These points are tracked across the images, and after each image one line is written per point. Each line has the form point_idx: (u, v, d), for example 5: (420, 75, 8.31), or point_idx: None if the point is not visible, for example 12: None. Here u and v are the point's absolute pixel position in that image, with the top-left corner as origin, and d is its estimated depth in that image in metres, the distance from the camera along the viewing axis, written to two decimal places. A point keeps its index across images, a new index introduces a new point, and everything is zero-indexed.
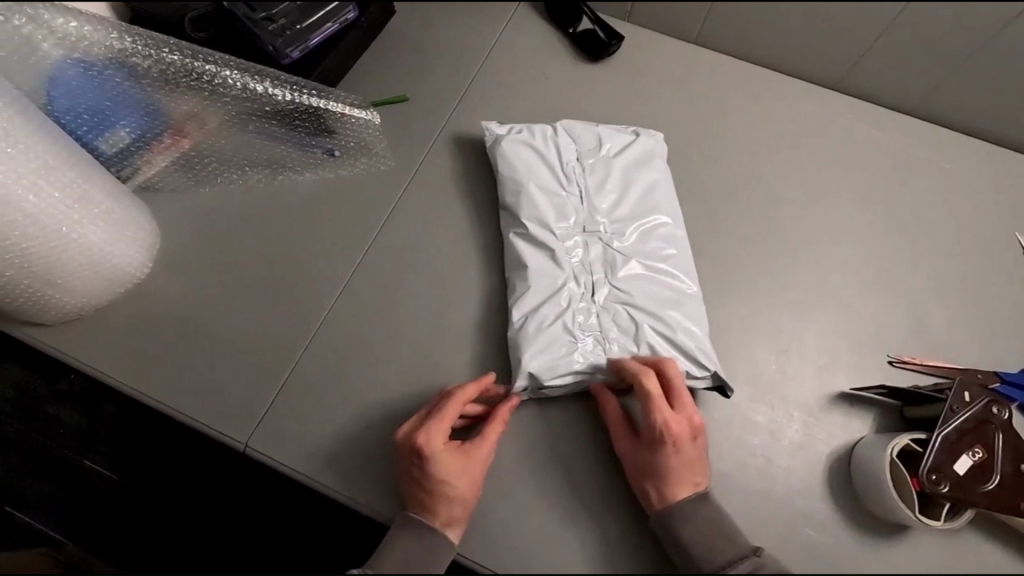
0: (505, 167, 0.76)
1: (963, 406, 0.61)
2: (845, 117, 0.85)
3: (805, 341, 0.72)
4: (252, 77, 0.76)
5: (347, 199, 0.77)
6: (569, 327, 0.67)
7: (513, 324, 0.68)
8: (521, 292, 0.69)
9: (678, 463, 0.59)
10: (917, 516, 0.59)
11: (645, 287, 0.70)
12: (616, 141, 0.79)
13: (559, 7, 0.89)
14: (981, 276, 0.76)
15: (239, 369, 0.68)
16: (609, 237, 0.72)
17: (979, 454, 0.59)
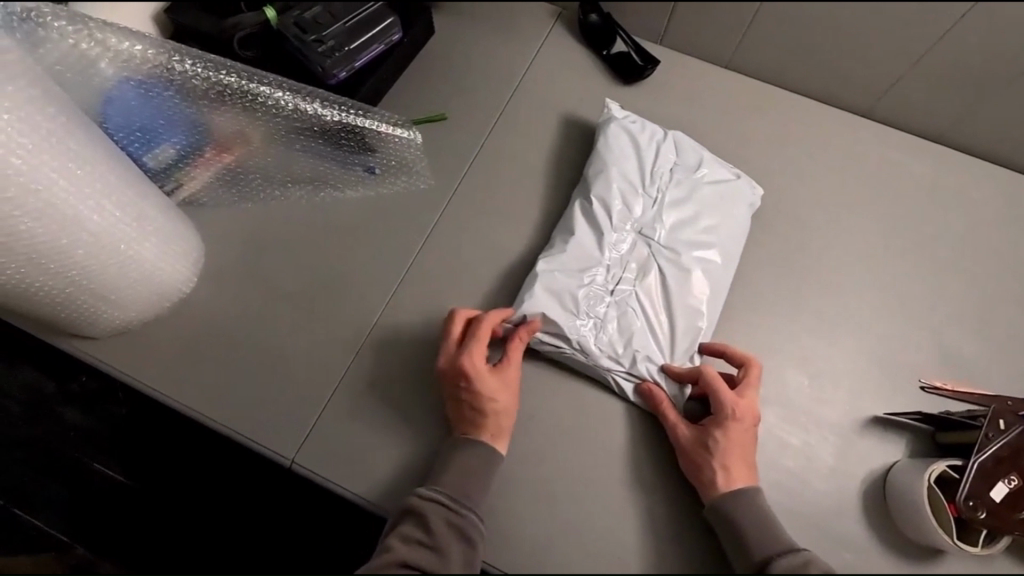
0: (603, 143, 0.80)
1: (998, 433, 0.61)
2: (877, 144, 0.86)
3: (837, 366, 0.73)
4: (304, 98, 0.77)
5: (386, 217, 0.78)
6: (581, 302, 0.71)
7: (537, 270, 0.72)
8: (556, 251, 0.74)
9: (730, 453, 0.62)
10: (955, 542, 0.59)
11: (664, 311, 0.72)
12: (713, 171, 0.79)
13: (593, 30, 0.90)
14: (1012, 303, 0.77)
15: (281, 385, 0.69)
16: (660, 258, 0.74)
17: (1015, 481, 0.59)
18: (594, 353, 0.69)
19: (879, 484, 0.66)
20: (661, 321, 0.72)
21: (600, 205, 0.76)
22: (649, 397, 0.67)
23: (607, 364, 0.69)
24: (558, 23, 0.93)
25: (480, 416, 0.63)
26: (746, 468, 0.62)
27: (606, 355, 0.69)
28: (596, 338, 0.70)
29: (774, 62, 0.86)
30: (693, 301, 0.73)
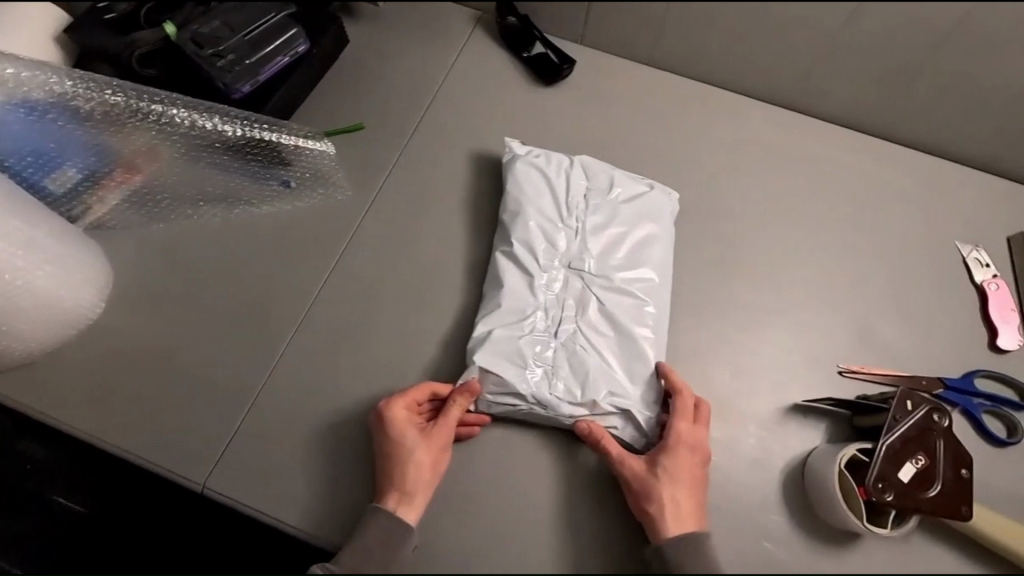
0: (512, 183, 0.76)
1: (905, 415, 0.62)
2: (797, 132, 0.86)
3: (758, 358, 0.73)
4: (202, 114, 0.76)
5: (301, 232, 0.77)
6: (529, 352, 0.67)
7: (476, 334, 0.68)
8: (488, 309, 0.69)
9: (675, 487, 0.59)
10: (864, 524, 0.60)
11: (614, 341, 0.69)
12: (628, 184, 0.77)
13: (511, 34, 0.89)
14: (932, 286, 0.77)
15: (193, 408, 0.68)
16: (596, 289, 0.71)
17: (921, 461, 0.60)
18: (553, 403, 0.64)
19: (799, 472, 0.67)
20: (614, 354, 0.68)
21: (524, 247, 0.72)
22: (589, 434, 0.64)
23: (568, 412, 0.64)
24: (478, 28, 0.93)
25: (398, 479, 0.59)
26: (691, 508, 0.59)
27: (567, 400, 0.65)
28: (552, 387, 0.65)
29: (690, 57, 0.86)
30: (634, 329, 0.69)
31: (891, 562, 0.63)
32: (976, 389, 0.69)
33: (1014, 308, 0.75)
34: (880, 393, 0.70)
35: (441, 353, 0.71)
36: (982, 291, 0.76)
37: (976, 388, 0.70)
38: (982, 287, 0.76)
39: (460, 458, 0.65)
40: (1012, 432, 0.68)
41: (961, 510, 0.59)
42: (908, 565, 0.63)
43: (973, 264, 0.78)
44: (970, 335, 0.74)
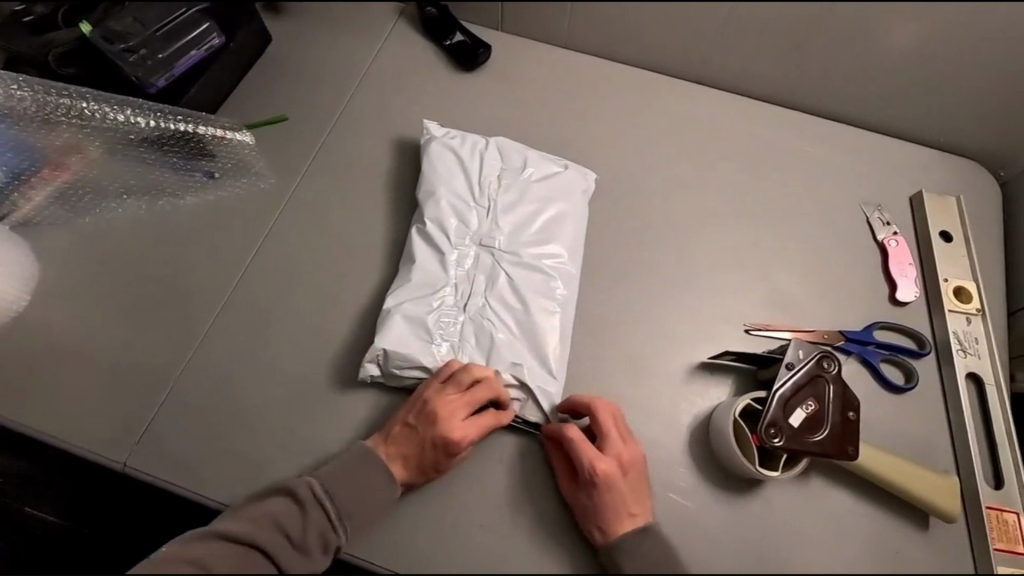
0: (426, 165, 0.78)
1: (797, 364, 0.65)
2: (709, 106, 0.89)
3: (671, 322, 0.76)
4: (112, 107, 0.79)
5: (224, 219, 0.79)
6: (436, 326, 0.70)
7: (386, 306, 0.71)
8: (400, 283, 0.72)
9: (610, 505, 0.60)
10: (756, 469, 0.63)
11: (520, 315, 0.71)
12: (540, 165, 0.80)
13: (431, 22, 0.91)
14: (838, 245, 0.80)
15: (118, 392, 0.70)
16: (506, 266, 0.73)
17: (811, 407, 0.63)
18: None
19: (704, 426, 0.69)
20: (520, 327, 0.70)
21: (435, 224, 0.75)
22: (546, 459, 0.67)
23: None
24: (402, 18, 0.95)
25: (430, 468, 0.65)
26: (629, 516, 0.60)
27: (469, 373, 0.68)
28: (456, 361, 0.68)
29: (604, 38, 0.89)
30: (544, 304, 0.72)
31: (790, 508, 0.65)
32: (874, 339, 0.73)
33: (911, 263, 0.78)
34: (781, 347, 0.72)
35: (361, 330, 0.74)
36: (883, 247, 0.79)
37: (875, 338, 0.73)
38: (883, 244, 0.79)
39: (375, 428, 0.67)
40: (908, 378, 0.71)
41: (848, 451, 0.62)
42: (805, 511, 0.65)
43: (877, 223, 0.81)
44: (873, 291, 0.77)
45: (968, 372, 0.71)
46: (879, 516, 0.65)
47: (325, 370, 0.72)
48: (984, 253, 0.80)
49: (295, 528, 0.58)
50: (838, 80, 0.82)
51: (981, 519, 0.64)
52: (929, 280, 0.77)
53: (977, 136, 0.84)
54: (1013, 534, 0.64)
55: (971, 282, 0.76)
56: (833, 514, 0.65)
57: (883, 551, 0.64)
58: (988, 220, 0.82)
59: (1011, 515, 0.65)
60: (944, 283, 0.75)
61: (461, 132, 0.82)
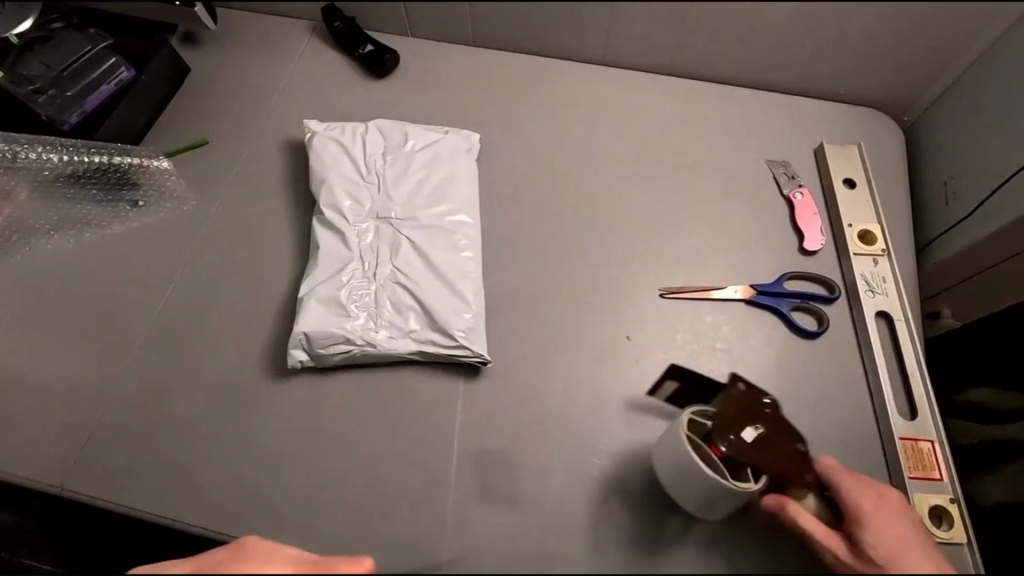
0: (314, 161, 0.80)
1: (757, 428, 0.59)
2: (612, 85, 0.91)
3: (588, 296, 0.77)
4: (22, 146, 0.83)
5: (148, 244, 0.82)
6: (350, 301, 0.71)
7: (300, 295, 0.72)
8: (310, 271, 0.74)
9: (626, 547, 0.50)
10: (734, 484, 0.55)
11: (427, 274, 0.74)
12: (428, 136, 0.83)
13: (341, 35, 0.94)
14: (745, 204, 0.82)
15: (52, 419, 0.72)
16: (405, 231, 0.76)
17: (759, 429, 0.59)
18: (378, 340, 0.70)
19: (624, 391, 0.71)
20: (431, 285, 0.73)
21: (332, 209, 0.77)
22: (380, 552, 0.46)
23: (395, 345, 0.70)
24: (315, 35, 0.98)
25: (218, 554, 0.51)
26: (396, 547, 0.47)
27: (392, 333, 0.71)
28: (376, 330, 0.70)
29: (507, 33, 0.92)
30: (447, 259, 0.75)
31: None
32: (786, 291, 0.75)
33: (816, 213, 0.80)
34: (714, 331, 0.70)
35: (285, 335, 0.76)
36: (790, 201, 0.81)
37: (785, 289, 0.75)
38: (790, 198, 0.81)
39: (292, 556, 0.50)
40: (819, 322, 0.73)
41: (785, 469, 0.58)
42: None
43: (783, 179, 0.83)
44: (781, 243, 0.79)
45: (878, 310, 0.72)
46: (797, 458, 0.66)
47: (251, 377, 0.73)
48: (889, 197, 0.82)
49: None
50: (730, 44, 0.84)
51: (895, 451, 0.65)
52: (835, 227, 0.79)
53: (875, 85, 0.85)
54: (927, 461, 0.65)
55: (876, 225, 0.77)
56: None
57: None
58: (892, 165, 0.85)
59: (926, 444, 0.66)
60: (849, 228, 0.77)
61: (341, 123, 0.84)
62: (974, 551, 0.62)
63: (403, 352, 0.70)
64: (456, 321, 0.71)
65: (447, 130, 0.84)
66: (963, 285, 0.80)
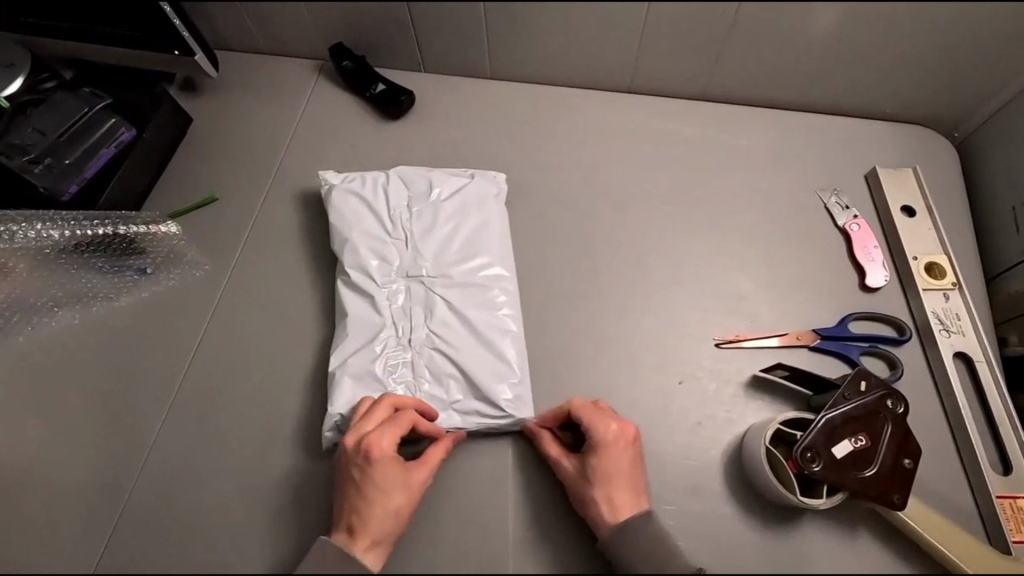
0: (334, 217, 0.75)
1: (870, 441, 0.58)
2: (642, 115, 0.86)
3: (637, 347, 0.71)
4: (20, 224, 0.77)
5: (160, 316, 0.76)
6: (386, 374, 0.66)
7: (331, 369, 0.67)
8: (339, 341, 0.68)
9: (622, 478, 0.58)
10: (798, 497, 0.57)
11: (467, 337, 0.68)
12: (453, 183, 0.77)
13: (349, 74, 0.88)
14: (796, 239, 0.77)
15: (66, 520, 0.66)
16: (437, 289, 0.70)
17: (861, 441, 0.58)
18: None
19: (690, 454, 0.65)
20: (471, 349, 0.67)
21: (357, 270, 0.71)
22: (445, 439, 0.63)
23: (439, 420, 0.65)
24: (323, 77, 0.92)
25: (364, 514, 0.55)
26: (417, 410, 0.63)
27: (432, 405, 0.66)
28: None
29: (526, 65, 0.86)
30: (485, 319, 0.69)
31: (791, 531, 0.61)
32: (851, 334, 0.69)
33: (876, 245, 0.75)
34: (775, 376, 0.67)
35: (314, 411, 0.70)
36: (846, 233, 0.76)
37: (850, 332, 0.70)
38: (845, 230, 0.76)
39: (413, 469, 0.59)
40: (893, 368, 0.67)
41: (892, 497, 0.56)
42: (809, 531, 0.60)
43: (835, 208, 0.78)
44: (840, 280, 0.74)
45: (955, 352, 0.67)
46: (886, 522, 0.60)
47: (282, 460, 0.67)
48: (949, 223, 0.77)
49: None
50: (769, 68, 0.78)
51: (996, 512, 0.59)
52: (898, 261, 0.73)
53: (927, 101, 0.80)
54: None
55: (942, 256, 0.72)
56: (840, 534, 0.60)
57: (897, 563, 0.59)
58: (948, 187, 0.79)
59: None
60: (914, 262, 0.72)
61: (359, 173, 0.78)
62: None
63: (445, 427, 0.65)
64: (500, 388, 0.65)
65: (472, 173, 0.78)
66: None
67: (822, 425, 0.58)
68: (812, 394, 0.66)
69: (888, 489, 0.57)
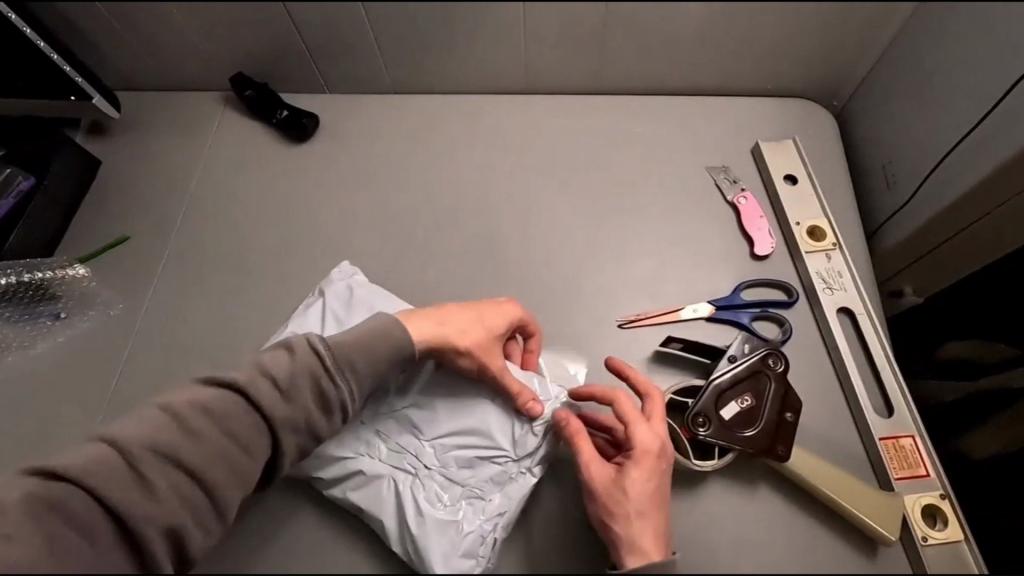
0: None
1: (755, 401, 0.61)
2: (539, 113, 0.89)
3: (546, 337, 0.74)
4: None
5: (76, 358, 0.77)
6: (429, 499, 0.63)
7: (415, 561, 0.61)
8: (382, 530, 0.63)
9: (641, 502, 0.55)
10: (691, 461, 0.60)
11: (442, 420, 0.65)
12: (315, 315, 0.71)
13: (252, 103, 0.90)
14: (690, 216, 0.80)
15: None
16: (381, 424, 0.66)
17: (747, 401, 0.61)
18: (502, 512, 0.63)
19: None
20: (456, 432, 0.64)
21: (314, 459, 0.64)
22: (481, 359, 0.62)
23: (517, 491, 0.63)
24: (229, 107, 0.94)
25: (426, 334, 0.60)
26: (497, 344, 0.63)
27: (499, 497, 0.63)
28: (485, 497, 0.64)
29: (425, 78, 0.89)
30: (442, 393, 0.66)
31: (695, 496, 0.63)
32: (743, 302, 0.73)
33: (763, 216, 0.78)
34: (674, 349, 0.70)
35: None
36: (734, 207, 0.80)
37: (742, 300, 0.73)
38: (734, 204, 0.80)
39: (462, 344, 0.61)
40: (782, 329, 0.71)
41: (779, 451, 0.60)
42: (712, 493, 0.63)
43: (724, 184, 0.82)
44: (731, 252, 0.77)
45: (839, 308, 0.71)
46: (781, 475, 0.64)
47: None
48: (831, 187, 0.81)
49: (285, 373, 0.54)
50: (648, 57, 0.82)
51: (878, 453, 0.63)
52: (784, 228, 0.77)
53: (802, 77, 0.84)
54: (912, 459, 0.63)
55: (822, 219, 0.76)
56: (739, 493, 0.63)
57: (794, 513, 0.62)
58: (829, 153, 0.84)
59: (908, 440, 0.64)
60: (796, 227, 0.76)
61: None
62: (973, 547, 0.59)
63: (533, 479, 0.64)
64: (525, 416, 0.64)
65: (322, 293, 0.72)
66: (942, 250, 0.78)
67: (709, 391, 0.61)
68: (709, 362, 0.69)
69: (773, 442, 0.60)
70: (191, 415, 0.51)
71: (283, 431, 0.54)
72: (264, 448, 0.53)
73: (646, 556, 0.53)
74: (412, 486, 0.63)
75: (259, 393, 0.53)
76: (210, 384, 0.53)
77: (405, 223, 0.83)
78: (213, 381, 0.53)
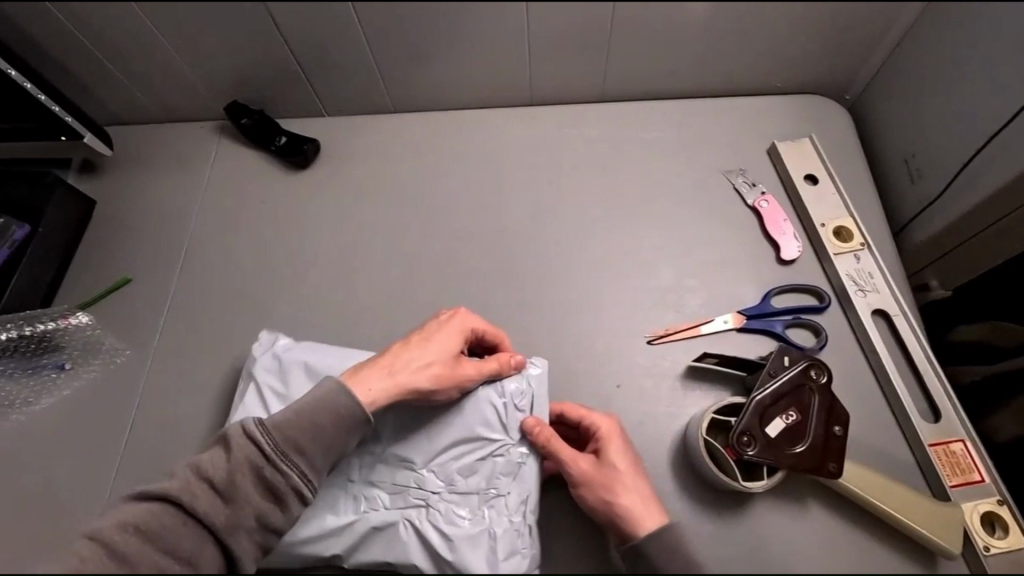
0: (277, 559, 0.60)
1: (801, 415, 0.59)
2: (547, 124, 0.87)
3: (573, 358, 0.71)
4: None
5: (84, 411, 0.73)
6: (449, 515, 0.60)
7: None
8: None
9: (626, 477, 0.57)
10: (739, 482, 0.58)
11: (429, 446, 0.62)
12: (253, 402, 0.65)
13: (248, 131, 0.87)
14: (711, 223, 0.78)
15: None
16: (371, 473, 0.63)
17: (792, 416, 0.59)
18: (527, 504, 0.60)
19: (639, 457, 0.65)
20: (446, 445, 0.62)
21: (311, 536, 0.60)
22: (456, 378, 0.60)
23: (532, 475, 0.61)
24: (225, 136, 0.90)
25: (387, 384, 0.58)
26: (449, 351, 0.61)
27: (521, 492, 0.61)
28: (502, 492, 0.61)
29: (427, 95, 0.86)
30: (417, 421, 0.63)
31: (745, 517, 0.61)
32: (774, 309, 0.71)
33: (785, 218, 0.77)
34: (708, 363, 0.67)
35: None
36: (756, 211, 0.78)
37: (773, 307, 0.71)
38: (755, 207, 0.78)
39: (422, 371, 0.60)
40: (817, 336, 0.69)
41: (830, 467, 0.58)
42: (761, 512, 0.61)
43: (743, 187, 0.80)
44: (756, 257, 0.75)
45: (873, 310, 0.69)
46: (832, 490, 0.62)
47: None
48: (851, 184, 0.79)
49: (221, 473, 0.53)
50: (657, 63, 0.80)
51: (930, 460, 0.61)
52: (808, 229, 0.75)
53: (815, 72, 0.82)
54: (964, 464, 0.61)
55: (848, 218, 0.75)
56: (790, 511, 0.61)
57: (850, 528, 0.60)
58: (847, 149, 0.82)
59: (958, 444, 0.62)
60: (822, 229, 0.74)
61: None
62: None
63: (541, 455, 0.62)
64: (506, 406, 0.62)
65: (251, 375, 0.67)
66: (969, 244, 0.76)
67: (752, 407, 0.59)
68: (744, 374, 0.67)
69: (824, 458, 0.58)
70: (131, 536, 0.51)
71: (236, 540, 0.52)
72: (214, 559, 0.52)
73: (650, 523, 0.55)
74: (428, 518, 0.60)
75: (195, 499, 0.52)
76: (151, 497, 0.53)
77: (417, 246, 0.81)
78: (146, 496, 0.53)
